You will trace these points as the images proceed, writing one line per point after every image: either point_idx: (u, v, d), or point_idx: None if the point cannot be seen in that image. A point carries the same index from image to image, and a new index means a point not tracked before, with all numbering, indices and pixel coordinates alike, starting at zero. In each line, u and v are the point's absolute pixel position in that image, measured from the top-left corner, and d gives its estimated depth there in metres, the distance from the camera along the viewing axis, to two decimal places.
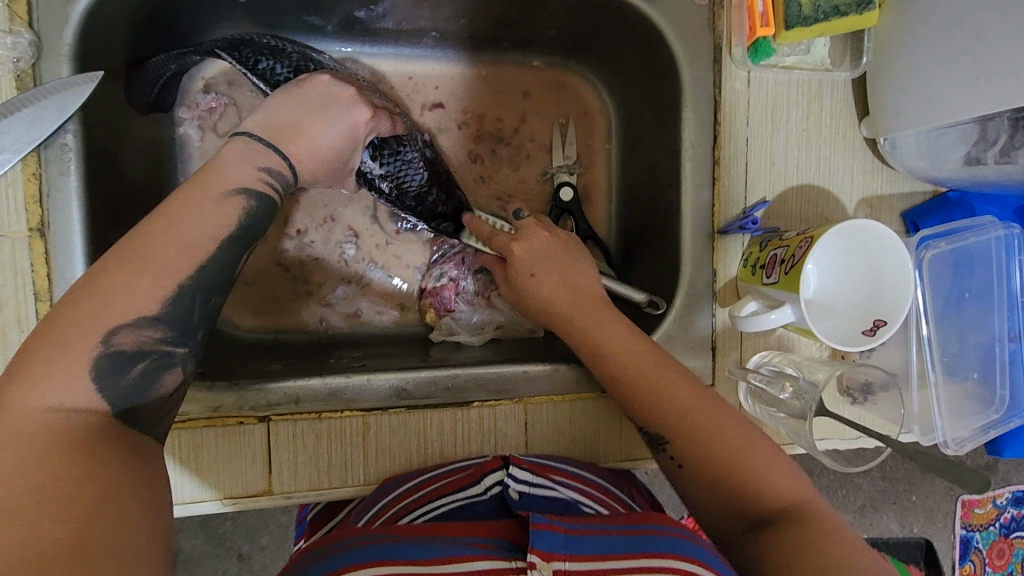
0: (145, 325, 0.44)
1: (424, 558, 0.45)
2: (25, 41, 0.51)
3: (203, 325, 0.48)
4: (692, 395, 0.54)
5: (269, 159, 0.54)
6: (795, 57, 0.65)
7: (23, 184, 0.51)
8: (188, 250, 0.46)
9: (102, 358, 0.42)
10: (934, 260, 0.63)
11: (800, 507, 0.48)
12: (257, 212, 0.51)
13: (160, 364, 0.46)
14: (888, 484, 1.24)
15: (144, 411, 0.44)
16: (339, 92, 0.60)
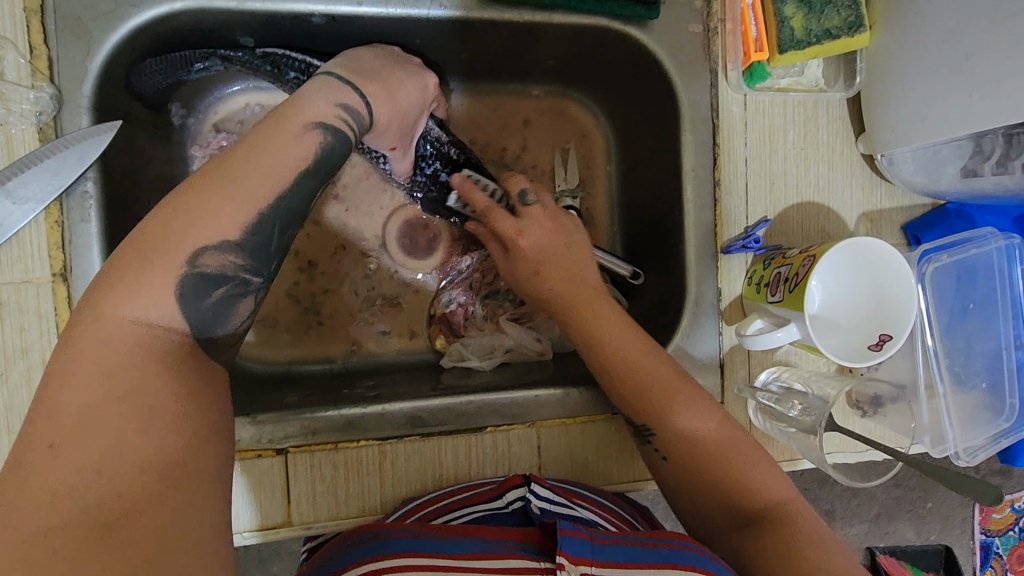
0: (228, 250, 0.47)
1: (459, 554, 0.47)
2: (48, 95, 0.53)
3: (277, 257, 0.51)
4: (710, 420, 0.58)
5: (346, 96, 0.55)
6: (790, 79, 0.66)
7: (46, 232, 0.53)
8: (267, 179, 0.48)
9: (189, 278, 0.45)
10: (937, 272, 0.64)
11: (788, 524, 0.54)
12: (333, 149, 0.53)
13: (238, 292, 0.48)
14: (903, 492, 1.23)
15: (218, 338, 0.47)
16: (411, 59, 0.65)
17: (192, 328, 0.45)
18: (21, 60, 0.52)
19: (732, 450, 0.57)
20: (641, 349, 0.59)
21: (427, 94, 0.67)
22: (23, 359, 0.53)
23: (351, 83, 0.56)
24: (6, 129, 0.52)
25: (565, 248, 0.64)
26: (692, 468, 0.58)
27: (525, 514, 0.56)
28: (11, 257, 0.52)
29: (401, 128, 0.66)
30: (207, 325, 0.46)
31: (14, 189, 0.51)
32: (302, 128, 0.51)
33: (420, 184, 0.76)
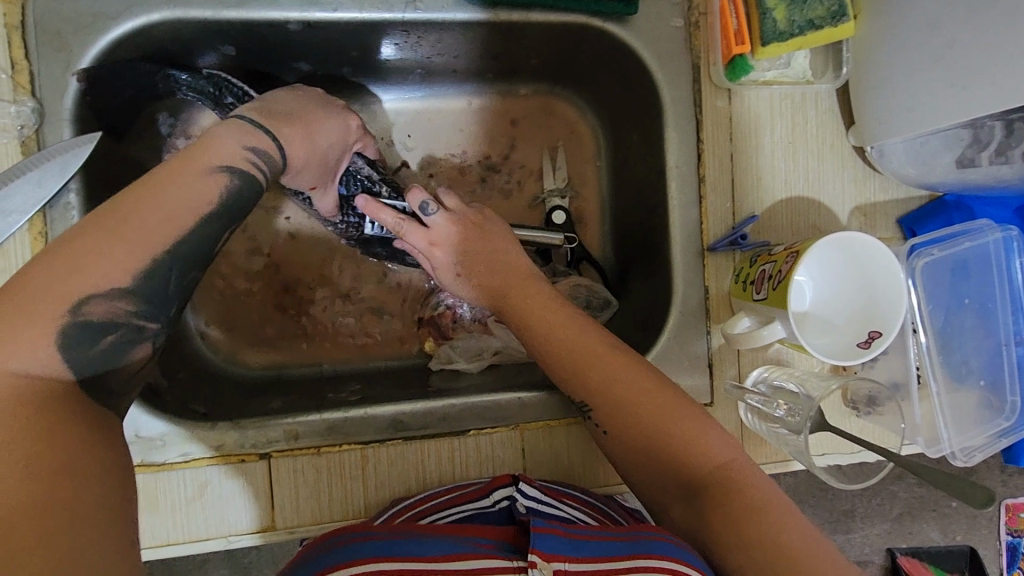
0: (117, 297, 0.46)
1: (427, 554, 0.46)
2: (28, 109, 0.54)
3: (177, 300, 0.50)
4: (631, 385, 0.55)
5: (256, 139, 0.54)
6: (776, 71, 0.65)
7: (31, 243, 0.54)
8: (170, 217, 0.48)
9: (71, 327, 0.43)
10: (929, 267, 0.62)
11: (751, 496, 0.49)
12: (241, 192, 0.52)
13: (131, 338, 0.47)
14: (925, 491, 1.20)
15: (107, 381, 0.46)
16: (334, 99, 0.66)
17: (78, 378, 0.44)
18: (2, 75, 0.53)
19: (709, 450, 0.52)
20: (603, 353, 0.56)
21: (351, 135, 0.66)
22: None
23: (263, 126, 0.56)
24: None
25: (495, 236, 0.64)
26: (666, 474, 0.53)
27: (510, 514, 0.56)
28: None
29: (320, 164, 0.63)
30: (96, 373, 0.45)
31: None
32: (206, 170, 0.51)
33: (352, 226, 0.73)
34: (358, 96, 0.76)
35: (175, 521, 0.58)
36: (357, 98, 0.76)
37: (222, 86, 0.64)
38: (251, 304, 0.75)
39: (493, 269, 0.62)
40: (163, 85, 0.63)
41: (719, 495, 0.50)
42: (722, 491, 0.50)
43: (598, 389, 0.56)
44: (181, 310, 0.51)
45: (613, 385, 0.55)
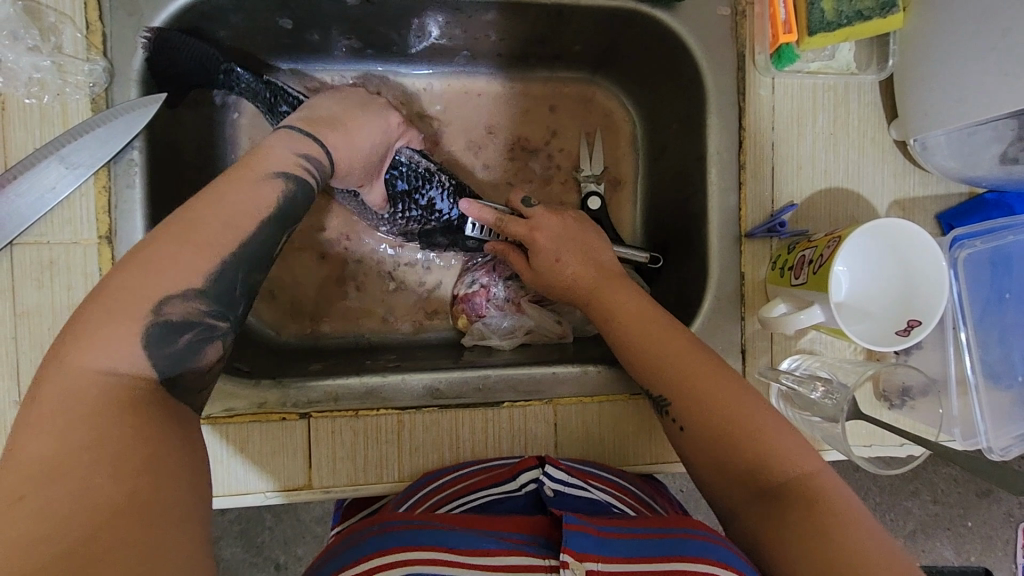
0: (192, 297, 0.46)
1: (464, 547, 0.47)
2: (100, 68, 0.56)
3: (243, 300, 0.50)
4: (715, 385, 0.54)
5: (308, 147, 0.57)
6: (820, 62, 0.66)
7: (94, 196, 0.56)
8: (231, 226, 0.49)
9: (152, 328, 0.44)
10: (970, 260, 0.62)
11: (828, 510, 0.48)
12: (294, 195, 0.54)
13: (204, 337, 0.47)
14: (941, 509, 1.18)
15: (187, 380, 0.46)
16: (376, 99, 0.69)
17: (160, 375, 0.44)
18: (78, 34, 0.56)
19: (789, 458, 0.51)
20: (684, 351, 0.56)
21: (392, 131, 0.68)
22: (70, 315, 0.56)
23: (311, 135, 0.58)
24: (62, 98, 0.56)
25: (575, 236, 0.66)
26: (741, 479, 0.52)
27: (538, 496, 0.57)
28: (62, 218, 0.56)
29: (366, 165, 0.65)
30: (175, 372, 0.45)
31: (68, 154, 0.55)
32: (263, 176, 0.52)
33: (414, 219, 0.74)
34: (403, 75, 0.78)
35: (217, 473, 0.59)
36: (399, 79, 0.78)
37: (278, 94, 0.67)
38: (290, 275, 0.76)
39: (581, 266, 0.64)
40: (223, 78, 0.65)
41: (788, 498, 0.50)
42: (800, 500, 0.49)
43: (682, 386, 0.55)
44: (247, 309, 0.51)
45: (695, 385, 0.55)
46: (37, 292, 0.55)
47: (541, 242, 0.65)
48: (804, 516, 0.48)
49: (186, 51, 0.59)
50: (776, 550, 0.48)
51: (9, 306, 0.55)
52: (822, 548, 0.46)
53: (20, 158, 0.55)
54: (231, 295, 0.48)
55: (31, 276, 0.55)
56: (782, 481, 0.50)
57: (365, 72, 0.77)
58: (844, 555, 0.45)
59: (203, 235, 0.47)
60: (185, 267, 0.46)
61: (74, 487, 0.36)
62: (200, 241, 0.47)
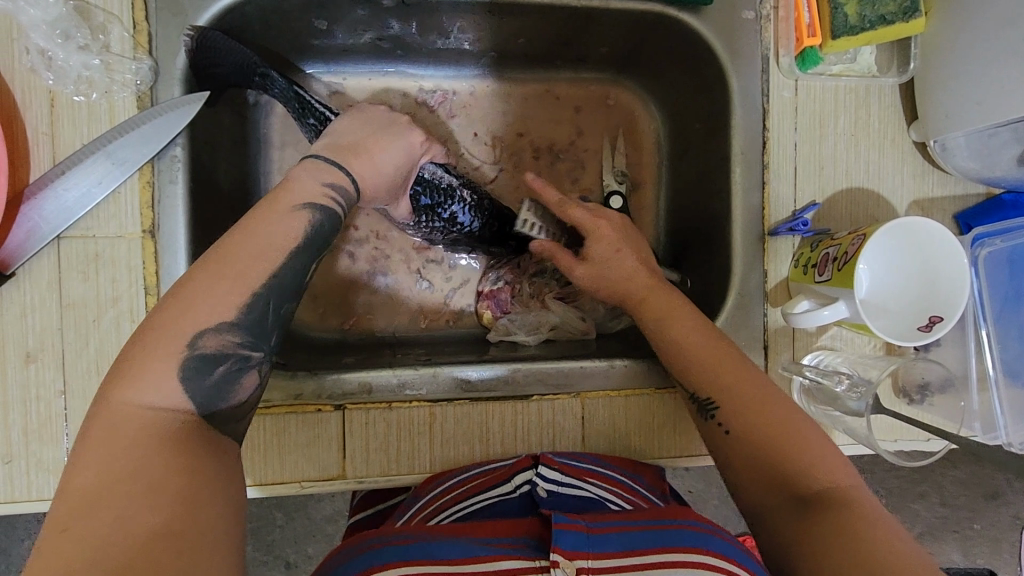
0: (226, 329, 0.47)
1: (453, 556, 0.47)
2: (146, 67, 0.58)
3: (276, 330, 0.50)
4: (760, 393, 0.56)
5: (334, 174, 0.56)
6: (842, 65, 0.68)
7: (139, 191, 0.58)
8: (260, 259, 0.49)
9: (190, 360, 0.45)
10: (991, 258, 0.64)
11: (862, 522, 0.47)
12: (323, 225, 0.53)
13: (239, 368, 0.48)
14: (949, 511, 1.20)
15: (223, 414, 0.47)
16: (398, 119, 0.68)
17: (197, 407, 0.45)
18: (125, 34, 0.58)
19: (826, 471, 0.51)
20: (730, 360, 0.58)
21: (415, 151, 0.67)
22: (113, 307, 0.57)
23: (337, 164, 0.58)
24: (109, 96, 0.57)
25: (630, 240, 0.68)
26: (778, 486, 0.52)
27: (531, 498, 0.58)
28: (107, 213, 0.57)
29: (392, 186, 0.65)
30: (212, 403, 0.46)
31: (115, 150, 0.56)
32: (292, 209, 0.52)
33: (438, 230, 0.75)
34: (432, 76, 0.80)
35: (254, 463, 0.61)
36: (426, 80, 0.80)
37: (307, 106, 0.67)
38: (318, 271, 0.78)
39: (638, 268, 0.65)
40: (258, 82, 0.65)
41: (823, 506, 0.49)
42: (831, 506, 0.49)
43: (734, 391, 0.57)
44: (279, 339, 0.52)
45: (747, 394, 0.56)
46: (82, 284, 0.57)
47: (608, 234, 0.67)
48: (833, 518, 0.47)
49: (222, 51, 0.60)
50: (806, 549, 0.47)
51: (55, 298, 0.56)
52: (854, 546, 0.45)
53: (67, 154, 0.57)
54: (264, 325, 0.49)
55: (77, 268, 0.57)
56: (818, 488, 0.50)
57: (393, 73, 0.79)
58: (875, 555, 0.44)
59: (241, 251, 0.48)
60: (234, 261, 0.48)
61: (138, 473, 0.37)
62: (256, 246, 0.49)
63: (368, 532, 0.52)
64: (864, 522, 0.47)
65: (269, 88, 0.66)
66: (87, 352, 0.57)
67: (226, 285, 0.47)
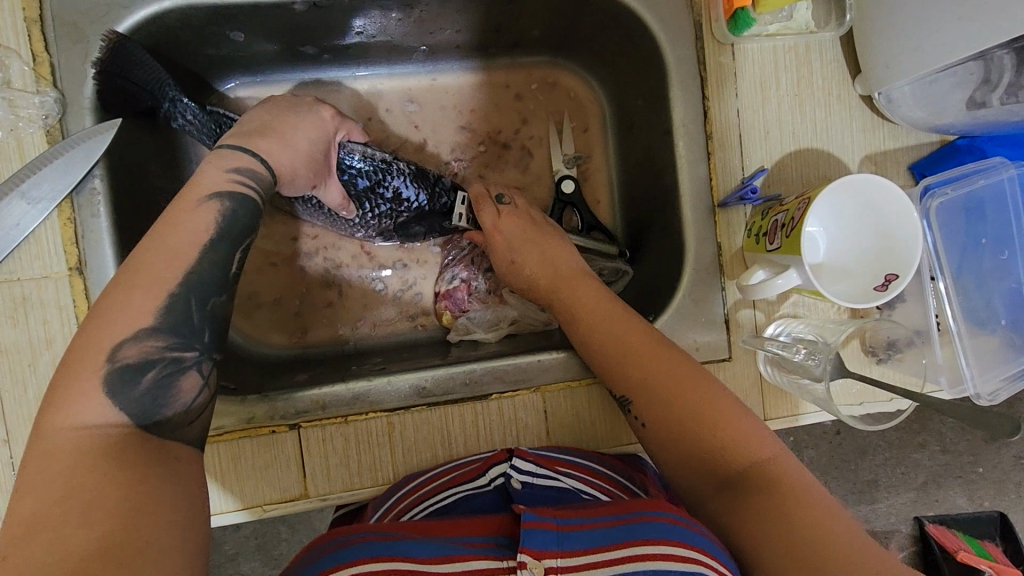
0: (147, 336, 0.45)
1: (423, 556, 0.45)
2: (51, 99, 0.56)
3: (207, 328, 0.49)
4: (672, 371, 0.56)
5: (238, 160, 0.55)
6: (778, 24, 0.65)
7: (60, 229, 0.56)
8: (174, 258, 0.48)
9: (111, 374, 0.43)
10: (943, 208, 0.62)
11: (791, 495, 0.47)
12: (236, 213, 0.52)
13: (172, 372, 0.46)
14: (950, 458, 1.19)
15: (168, 420, 0.45)
16: (303, 100, 0.66)
17: (134, 419, 0.43)
18: (26, 67, 0.56)
19: (747, 445, 0.51)
20: (639, 342, 0.58)
21: (327, 125, 0.66)
22: (48, 350, 0.56)
23: (242, 147, 0.56)
24: (16, 133, 0.56)
25: (531, 236, 0.70)
26: (705, 468, 0.52)
27: (506, 492, 0.56)
28: (30, 254, 0.56)
29: (313, 163, 0.63)
30: (150, 413, 0.44)
31: (28, 189, 0.54)
32: (198, 203, 0.51)
33: (384, 215, 0.73)
34: (365, 77, 0.78)
35: (213, 493, 0.60)
36: (360, 82, 0.78)
37: (221, 124, 0.65)
38: (270, 289, 0.76)
39: (538, 263, 0.68)
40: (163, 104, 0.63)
41: (748, 484, 0.49)
42: (755, 485, 0.49)
43: (643, 382, 0.56)
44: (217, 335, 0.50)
45: (657, 384, 0.56)
46: (13, 329, 0.55)
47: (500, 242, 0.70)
48: (761, 503, 0.47)
49: (130, 64, 0.58)
50: (741, 534, 0.47)
51: None
52: (783, 530, 0.45)
53: None
54: (188, 324, 0.47)
55: (5, 314, 0.55)
56: (743, 467, 0.50)
57: (324, 78, 0.77)
58: (806, 532, 0.44)
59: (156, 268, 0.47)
60: (152, 273, 0.46)
61: (51, 523, 0.36)
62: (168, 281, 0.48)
63: (337, 530, 0.49)
64: (790, 500, 0.47)
65: (180, 112, 0.64)
66: (26, 397, 0.55)
67: (141, 292, 0.46)
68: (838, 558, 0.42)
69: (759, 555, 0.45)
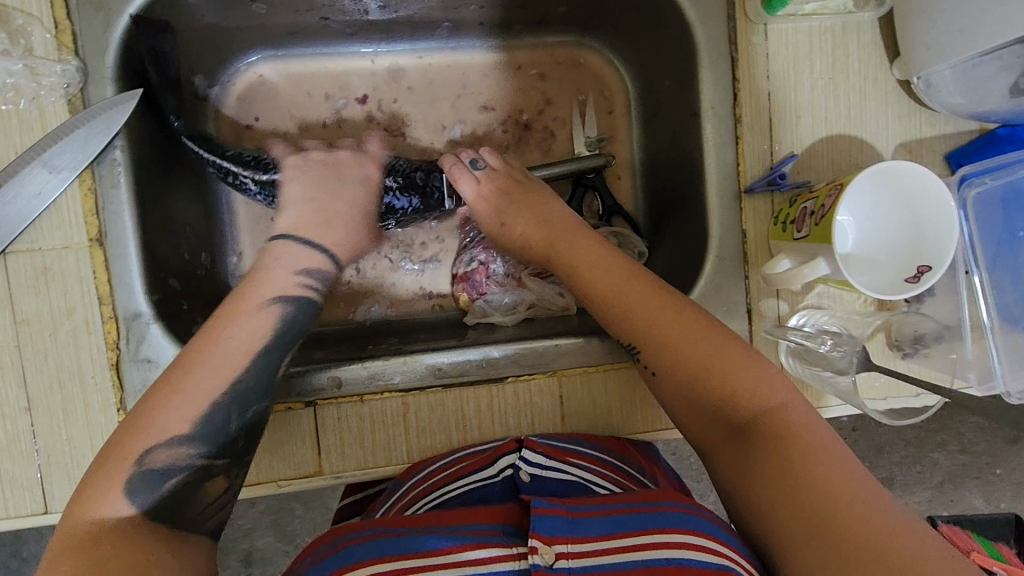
0: (180, 444, 0.49)
1: (438, 548, 0.44)
2: (73, 68, 0.56)
3: (241, 436, 0.53)
4: (681, 322, 0.55)
5: (309, 260, 0.61)
6: (815, 3, 0.62)
7: (81, 199, 0.56)
8: (231, 361, 0.53)
9: (136, 476, 0.47)
10: (981, 199, 0.60)
11: (803, 445, 0.47)
12: (296, 316, 0.58)
13: (199, 477, 0.50)
14: (970, 458, 1.16)
15: (183, 515, 0.48)
16: (343, 157, 0.69)
17: (158, 515, 0.47)
18: (48, 35, 0.55)
19: (757, 393, 0.51)
20: (646, 294, 0.57)
21: (373, 183, 0.70)
22: (69, 319, 0.56)
23: (309, 242, 0.63)
24: (37, 101, 0.56)
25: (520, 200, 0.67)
26: (716, 417, 0.51)
27: (513, 483, 0.57)
28: (51, 224, 0.56)
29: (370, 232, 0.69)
30: (173, 511, 0.48)
31: (50, 158, 0.55)
32: (259, 306, 0.56)
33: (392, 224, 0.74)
34: (386, 53, 0.76)
35: None
36: (381, 58, 0.76)
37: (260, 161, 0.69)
38: None
39: (533, 226, 0.66)
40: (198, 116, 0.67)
41: (760, 433, 0.49)
42: (764, 433, 0.48)
43: (651, 333, 0.55)
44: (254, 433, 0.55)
45: (669, 334, 0.55)
46: (35, 298, 0.56)
47: (492, 207, 0.68)
48: (769, 456, 0.47)
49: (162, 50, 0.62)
50: (750, 490, 0.47)
51: (9, 315, 0.55)
52: (796, 487, 0.44)
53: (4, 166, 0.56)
54: (224, 433, 0.51)
55: (27, 283, 0.56)
56: (756, 416, 0.50)
57: (345, 54, 0.76)
58: (818, 490, 0.43)
59: (194, 379, 0.51)
60: (196, 383, 0.51)
61: None
62: (220, 360, 0.52)
63: (346, 525, 0.49)
64: (801, 450, 0.46)
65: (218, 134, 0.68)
66: (48, 365, 0.56)
67: (179, 398, 0.50)
68: (852, 516, 0.41)
69: (770, 509, 0.44)
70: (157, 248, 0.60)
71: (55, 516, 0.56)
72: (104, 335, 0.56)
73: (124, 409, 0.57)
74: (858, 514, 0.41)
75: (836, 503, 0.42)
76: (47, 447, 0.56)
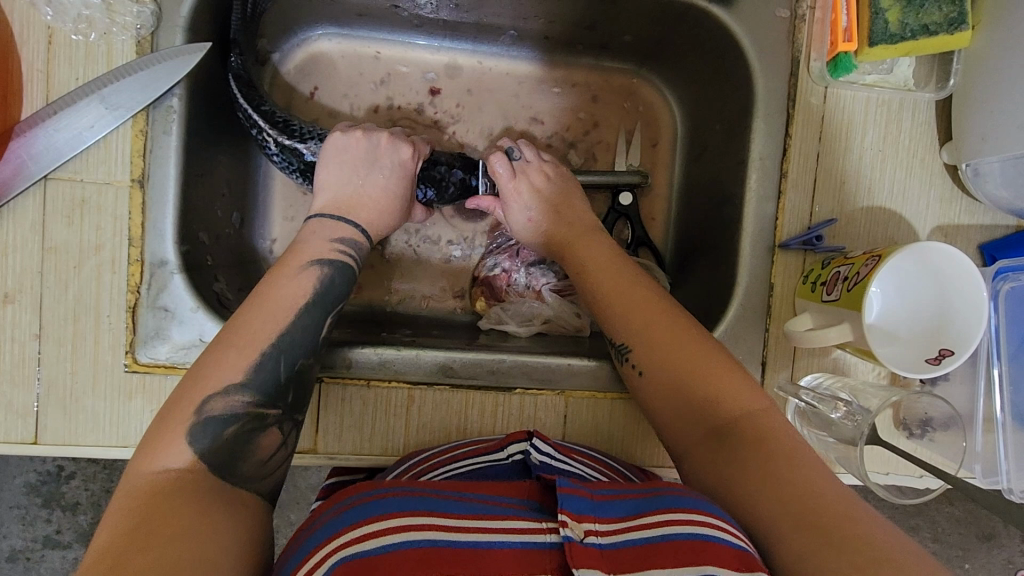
0: (234, 392, 0.49)
1: (457, 517, 0.42)
2: (149, 11, 0.57)
3: (292, 387, 0.52)
4: (675, 330, 0.55)
5: (342, 230, 0.59)
6: (876, 75, 0.64)
7: (131, 139, 0.56)
8: (269, 318, 0.52)
9: (195, 425, 0.46)
10: (1014, 293, 0.61)
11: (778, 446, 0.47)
12: (333, 278, 0.57)
13: (253, 428, 0.49)
14: (940, 548, 1.15)
15: (241, 474, 0.47)
16: (381, 142, 0.64)
17: (211, 466, 0.46)
18: None
19: (736, 399, 0.51)
20: (645, 301, 0.58)
21: (408, 166, 0.66)
22: (95, 255, 0.56)
23: (340, 216, 0.60)
24: (108, 37, 0.57)
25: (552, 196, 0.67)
26: (696, 421, 0.51)
27: (523, 465, 0.54)
28: (96, 158, 0.56)
29: (398, 211, 0.65)
30: (225, 462, 0.46)
31: (109, 94, 0.55)
32: (301, 267, 0.56)
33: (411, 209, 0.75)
34: (447, 50, 0.77)
35: None
36: (441, 53, 0.77)
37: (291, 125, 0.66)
38: None
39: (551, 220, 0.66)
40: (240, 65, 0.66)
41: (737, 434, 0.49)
42: (743, 436, 0.48)
43: (642, 334, 0.56)
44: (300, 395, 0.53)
45: (661, 339, 0.55)
46: (66, 228, 0.56)
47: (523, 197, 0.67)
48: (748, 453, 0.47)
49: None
50: (733, 490, 0.46)
51: (38, 241, 0.55)
52: (775, 484, 0.44)
53: (61, 95, 0.56)
54: (274, 381, 0.51)
55: (62, 212, 0.56)
56: (733, 418, 0.50)
57: (407, 43, 0.76)
58: (803, 490, 0.43)
59: (254, 328, 0.51)
60: (246, 328, 0.51)
61: None
62: (266, 316, 0.52)
63: (354, 488, 0.46)
64: (779, 453, 0.46)
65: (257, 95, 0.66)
66: (65, 297, 0.56)
67: (234, 351, 0.50)
68: (841, 515, 0.41)
69: (758, 506, 0.44)
70: (194, 199, 0.60)
71: (43, 447, 0.56)
72: (127, 277, 0.56)
73: (131, 352, 0.56)
74: (854, 517, 0.41)
75: (824, 502, 0.42)
76: (49, 377, 0.56)
